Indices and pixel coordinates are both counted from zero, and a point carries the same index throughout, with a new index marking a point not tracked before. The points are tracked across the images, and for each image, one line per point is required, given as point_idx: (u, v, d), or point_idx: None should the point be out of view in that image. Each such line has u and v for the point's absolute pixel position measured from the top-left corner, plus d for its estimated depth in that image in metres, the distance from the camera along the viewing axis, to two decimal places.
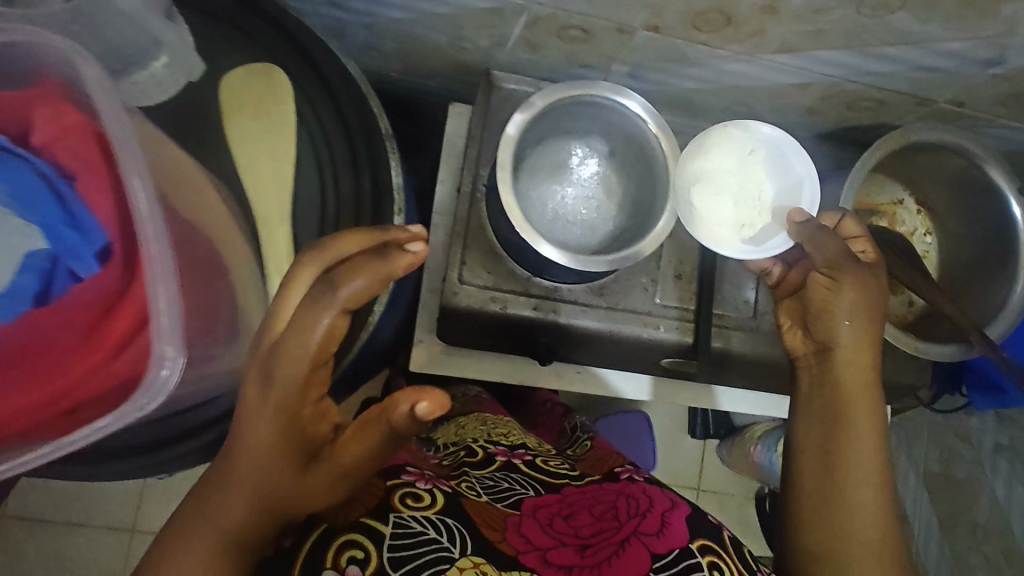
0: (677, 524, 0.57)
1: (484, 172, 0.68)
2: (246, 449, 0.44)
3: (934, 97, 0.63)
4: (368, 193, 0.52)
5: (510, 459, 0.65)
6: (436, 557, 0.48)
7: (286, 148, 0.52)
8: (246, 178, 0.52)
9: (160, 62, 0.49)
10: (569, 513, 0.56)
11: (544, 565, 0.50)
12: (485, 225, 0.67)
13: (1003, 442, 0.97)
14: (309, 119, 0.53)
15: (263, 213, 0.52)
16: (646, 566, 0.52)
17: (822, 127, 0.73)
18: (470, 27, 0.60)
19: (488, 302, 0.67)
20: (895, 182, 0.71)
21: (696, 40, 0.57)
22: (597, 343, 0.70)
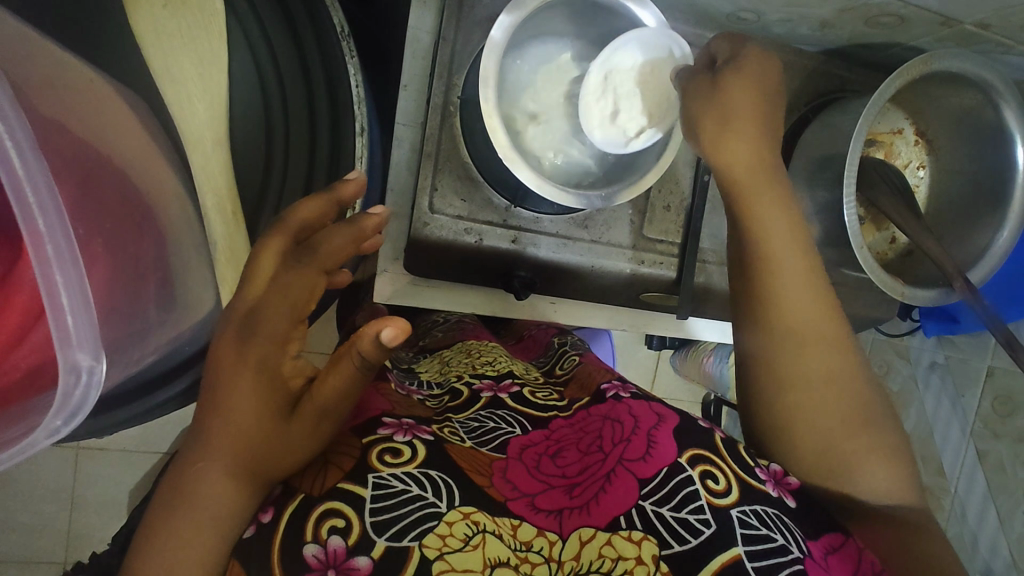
0: (665, 441, 0.48)
1: (459, 83, 0.59)
2: (226, 413, 0.38)
3: (960, 18, 0.56)
4: (323, 112, 0.45)
5: (496, 395, 0.56)
6: (422, 515, 0.39)
7: (216, 51, 0.43)
8: (167, 89, 0.42)
9: None
10: (554, 449, 0.47)
11: (534, 513, 0.41)
12: (459, 144, 0.59)
13: (939, 361, 1.02)
14: (241, 11, 0.43)
15: (193, 132, 0.44)
16: (634, 496, 0.44)
17: (832, 41, 0.66)
18: None
19: (464, 235, 0.61)
20: (898, 111, 0.67)
21: None
22: (577, 279, 0.66)
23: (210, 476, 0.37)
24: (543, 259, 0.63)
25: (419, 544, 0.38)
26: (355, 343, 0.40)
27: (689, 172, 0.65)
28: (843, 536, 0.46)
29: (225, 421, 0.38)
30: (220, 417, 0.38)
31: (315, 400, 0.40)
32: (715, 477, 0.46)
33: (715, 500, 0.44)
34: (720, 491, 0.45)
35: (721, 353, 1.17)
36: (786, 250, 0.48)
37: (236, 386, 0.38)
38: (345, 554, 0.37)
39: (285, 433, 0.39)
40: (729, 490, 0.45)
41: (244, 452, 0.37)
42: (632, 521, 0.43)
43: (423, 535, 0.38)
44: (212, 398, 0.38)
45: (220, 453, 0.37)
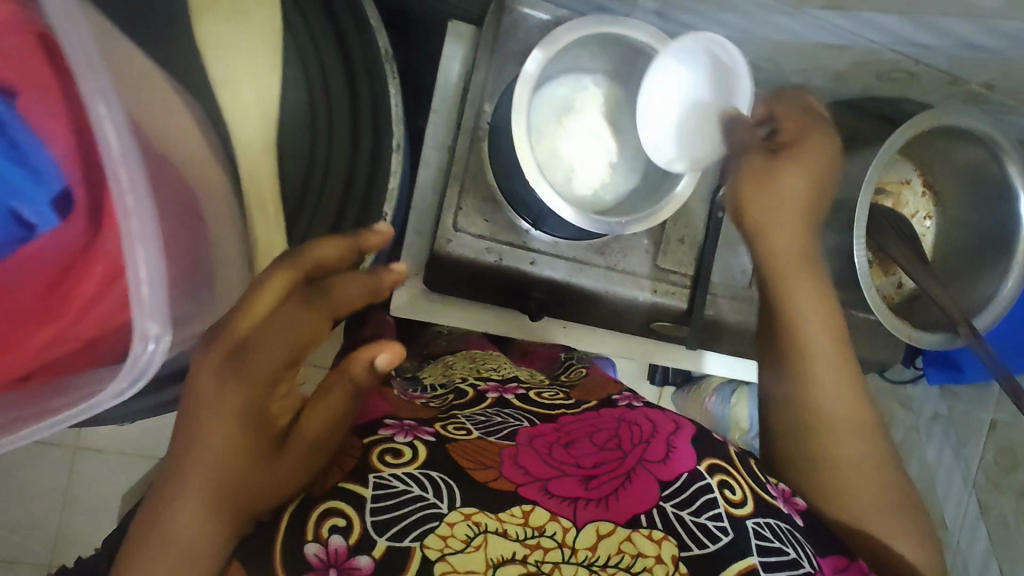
0: (683, 449, 0.47)
1: (488, 109, 0.62)
2: (213, 439, 0.35)
3: (966, 75, 0.60)
4: (366, 123, 0.48)
5: (502, 396, 0.56)
6: (423, 515, 0.39)
7: (271, 63, 0.46)
8: (222, 93, 0.45)
9: None
10: (567, 439, 0.46)
11: (546, 499, 0.41)
12: (484, 168, 0.62)
13: (942, 412, 1.03)
14: (297, 27, 0.47)
15: (241, 134, 0.46)
16: (654, 496, 0.43)
17: (844, 93, 0.70)
18: None
19: (482, 253, 0.63)
20: (906, 163, 0.70)
21: None
22: (592, 304, 0.67)
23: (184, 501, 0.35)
24: (559, 282, 0.65)
25: (419, 545, 0.38)
26: (347, 371, 0.41)
27: (704, 207, 0.67)
28: (848, 558, 0.46)
29: (209, 446, 0.35)
30: (206, 444, 0.35)
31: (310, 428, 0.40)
32: (731, 488, 0.46)
33: (732, 510, 0.44)
34: (737, 501, 0.45)
35: (724, 393, 1.18)
36: (822, 292, 0.50)
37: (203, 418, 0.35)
38: (346, 554, 0.37)
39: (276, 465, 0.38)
40: (745, 501, 0.45)
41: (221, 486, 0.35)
42: (651, 520, 0.42)
43: (424, 535, 0.38)
44: (189, 433, 0.36)
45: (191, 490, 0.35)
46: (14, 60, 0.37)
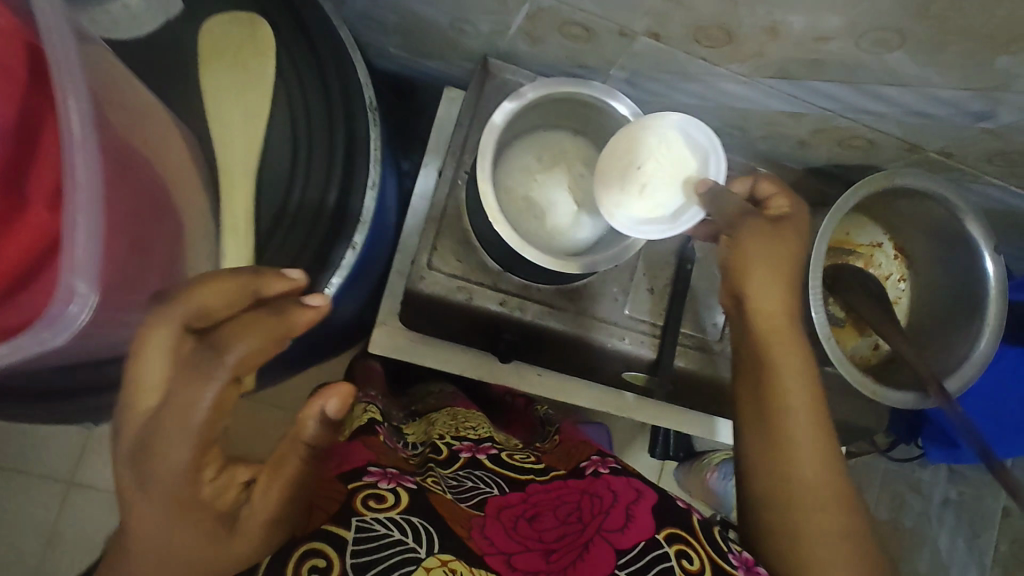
0: (643, 515, 0.63)
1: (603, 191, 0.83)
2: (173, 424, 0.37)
3: (922, 143, 0.75)
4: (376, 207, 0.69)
5: (473, 456, 0.74)
6: (402, 558, 0.54)
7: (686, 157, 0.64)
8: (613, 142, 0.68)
9: (488, 38, 0.79)
10: (532, 514, 0.63)
11: (508, 567, 0.55)
12: (461, 215, 0.77)
13: (952, 497, 1.16)
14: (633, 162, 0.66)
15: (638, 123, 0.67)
16: (612, 563, 0.58)
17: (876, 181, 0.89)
18: (474, 12, 0.74)
19: (495, 304, 0.78)
20: (877, 228, 0.84)
21: (698, 54, 0.69)
22: (560, 342, 0.81)
23: (147, 437, 0.38)
24: (521, 321, 0.79)
25: None
26: None
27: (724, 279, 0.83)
28: None
29: (167, 392, 0.38)
30: (171, 420, 0.38)
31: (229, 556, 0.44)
32: (688, 556, 0.60)
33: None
34: (693, 570, 0.59)
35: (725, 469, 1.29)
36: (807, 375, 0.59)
37: (168, 346, 0.39)
38: None
39: (214, 507, 0.42)
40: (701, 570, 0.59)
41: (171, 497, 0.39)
42: None
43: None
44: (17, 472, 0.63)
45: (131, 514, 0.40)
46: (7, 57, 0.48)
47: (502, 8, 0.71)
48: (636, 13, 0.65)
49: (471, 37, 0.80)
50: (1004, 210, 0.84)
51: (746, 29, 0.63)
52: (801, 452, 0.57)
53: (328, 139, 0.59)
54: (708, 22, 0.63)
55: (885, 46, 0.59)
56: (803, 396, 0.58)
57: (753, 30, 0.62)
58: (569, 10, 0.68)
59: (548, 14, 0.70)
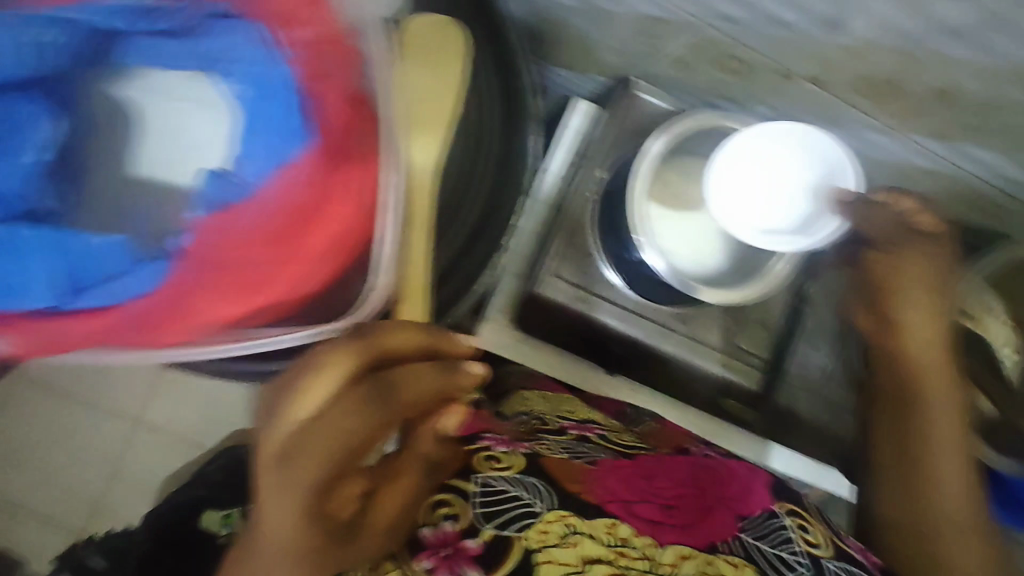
0: (758, 489, 0.64)
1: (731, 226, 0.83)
2: (330, 443, 0.42)
3: None
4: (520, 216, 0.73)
5: (581, 433, 0.68)
6: (522, 512, 0.54)
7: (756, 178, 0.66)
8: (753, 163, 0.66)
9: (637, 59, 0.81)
10: (646, 474, 0.61)
11: (627, 514, 0.56)
12: (590, 230, 0.80)
13: None
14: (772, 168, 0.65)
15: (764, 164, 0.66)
16: (731, 528, 0.58)
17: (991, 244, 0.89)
18: (633, 34, 0.76)
19: (612, 318, 0.80)
20: (989, 292, 0.83)
21: (855, 103, 0.71)
22: (666, 363, 0.83)
23: (314, 447, 0.42)
24: (634, 339, 0.81)
25: (522, 533, 0.52)
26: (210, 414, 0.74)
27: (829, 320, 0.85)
28: None
29: (323, 413, 0.42)
30: (319, 438, 0.42)
31: (353, 556, 0.48)
32: (808, 532, 0.61)
33: (813, 552, 0.59)
34: (813, 542, 0.60)
35: None
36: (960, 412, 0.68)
37: (336, 376, 0.44)
38: (454, 537, 0.53)
39: (337, 519, 0.46)
40: (821, 544, 0.60)
41: (305, 507, 0.43)
42: (729, 549, 0.56)
43: (525, 528, 0.53)
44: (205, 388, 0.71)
45: (273, 521, 0.43)
46: (331, 53, 0.55)
47: (663, 33, 0.73)
48: (806, 59, 0.67)
49: (619, 56, 0.82)
50: None
51: (918, 88, 0.64)
52: (923, 441, 0.68)
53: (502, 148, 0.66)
54: (879, 75, 0.65)
55: None
56: (948, 422, 0.68)
57: (924, 90, 0.64)
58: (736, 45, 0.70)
59: (711, 46, 0.72)
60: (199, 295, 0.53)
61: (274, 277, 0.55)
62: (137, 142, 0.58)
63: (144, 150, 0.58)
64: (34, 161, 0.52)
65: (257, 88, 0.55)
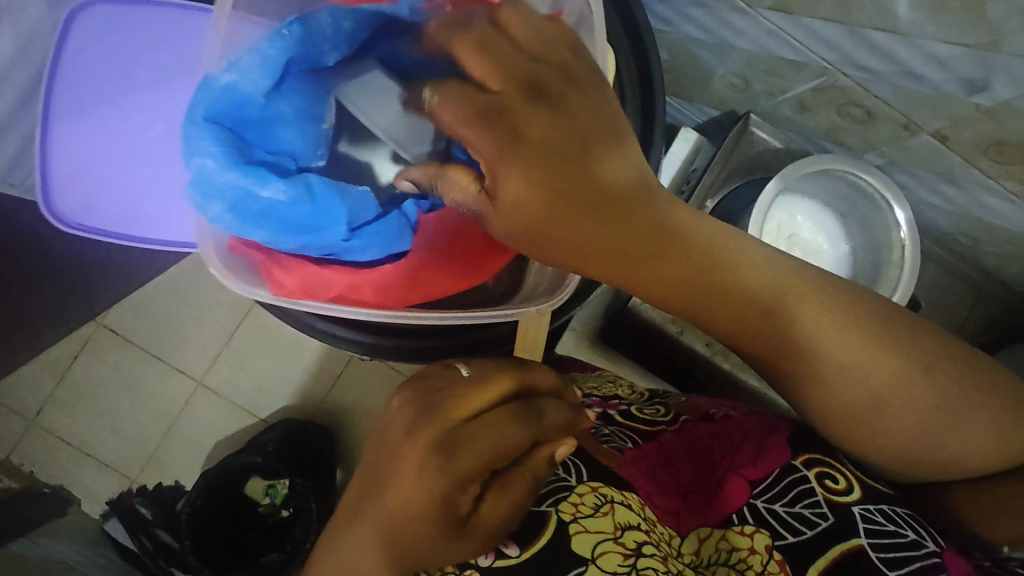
0: (775, 449, 0.60)
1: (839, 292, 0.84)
2: (490, 439, 0.48)
3: None
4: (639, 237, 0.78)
5: (605, 410, 0.71)
6: (558, 487, 0.57)
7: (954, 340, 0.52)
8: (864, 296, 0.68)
9: (756, 94, 0.83)
10: (666, 460, 0.63)
11: (649, 504, 0.59)
12: None
13: None
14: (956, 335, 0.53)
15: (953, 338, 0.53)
16: (746, 494, 0.57)
17: None
18: (758, 71, 0.79)
19: (702, 346, 0.80)
20: None
21: (978, 163, 0.71)
22: (746, 395, 0.83)
23: (469, 437, 0.47)
24: (720, 367, 0.81)
25: (554, 508, 0.55)
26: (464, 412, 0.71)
27: None
28: None
29: (486, 406, 0.50)
30: (483, 434, 0.48)
31: (455, 551, 0.47)
32: (834, 479, 0.57)
33: (846, 498, 0.55)
34: (840, 489, 0.56)
35: None
36: None
37: (495, 391, 0.51)
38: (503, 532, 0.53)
39: (456, 513, 0.46)
40: (849, 488, 0.56)
41: (452, 485, 0.45)
42: (742, 517, 0.56)
43: (558, 501, 0.56)
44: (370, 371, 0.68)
45: (414, 490, 0.45)
46: None
47: (791, 75, 0.76)
48: (935, 114, 0.68)
49: (739, 90, 0.85)
50: None
51: None
52: None
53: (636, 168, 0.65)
54: (1011, 139, 0.65)
55: None
56: None
57: None
58: (862, 93, 0.72)
59: (837, 92, 0.74)
60: (414, 266, 0.65)
61: (468, 265, 0.64)
62: (354, 127, 0.67)
63: (358, 133, 0.66)
64: (313, 131, 0.65)
65: None
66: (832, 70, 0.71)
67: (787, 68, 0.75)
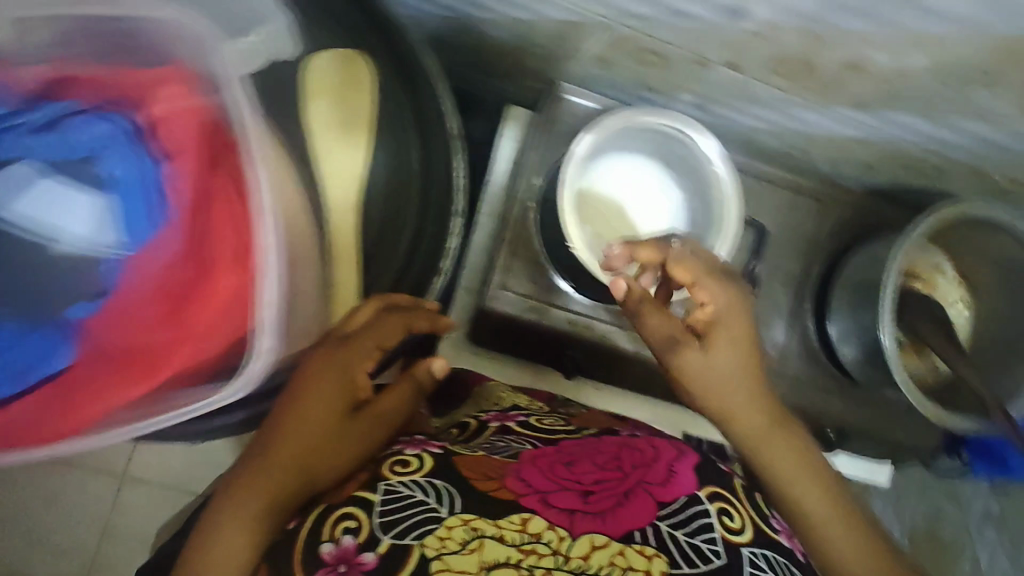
0: (684, 472, 0.58)
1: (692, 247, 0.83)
2: (326, 382, 0.58)
3: (989, 170, 0.76)
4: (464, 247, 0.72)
5: (503, 423, 0.68)
6: (423, 517, 0.52)
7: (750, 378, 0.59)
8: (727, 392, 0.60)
9: (557, 60, 0.80)
10: (569, 460, 0.58)
11: (543, 508, 0.53)
12: (531, 238, 0.80)
13: (993, 511, 1.20)
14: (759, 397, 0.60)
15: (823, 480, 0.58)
16: (651, 515, 0.54)
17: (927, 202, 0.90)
18: (547, 38, 0.76)
19: (563, 323, 0.80)
20: (936, 251, 0.85)
21: (773, 82, 0.70)
22: (623, 359, 0.84)
23: (294, 413, 0.56)
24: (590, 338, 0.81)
25: (417, 542, 0.50)
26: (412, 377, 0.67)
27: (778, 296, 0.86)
28: None
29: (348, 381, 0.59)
30: (323, 376, 0.58)
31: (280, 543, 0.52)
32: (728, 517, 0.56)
33: (732, 538, 0.54)
34: (736, 529, 0.55)
35: None
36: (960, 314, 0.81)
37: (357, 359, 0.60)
38: (353, 550, 0.50)
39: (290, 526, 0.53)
40: (742, 531, 0.55)
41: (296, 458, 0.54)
42: (644, 537, 0.52)
43: (421, 535, 0.51)
44: (209, 523, 0.52)
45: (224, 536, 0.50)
46: (186, 130, 0.62)
47: (577, 35, 0.73)
48: (716, 44, 0.67)
49: (542, 60, 0.82)
50: None
51: (828, 63, 0.64)
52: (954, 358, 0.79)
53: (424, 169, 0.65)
54: (789, 53, 0.64)
55: (968, 83, 0.61)
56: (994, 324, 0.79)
57: (833, 64, 0.64)
58: (645, 39, 0.70)
59: (624, 41, 0.72)
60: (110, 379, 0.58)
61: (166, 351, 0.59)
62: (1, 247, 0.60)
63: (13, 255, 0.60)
64: None
65: (129, 186, 0.61)
66: (608, 22, 0.68)
67: (571, 29, 0.72)
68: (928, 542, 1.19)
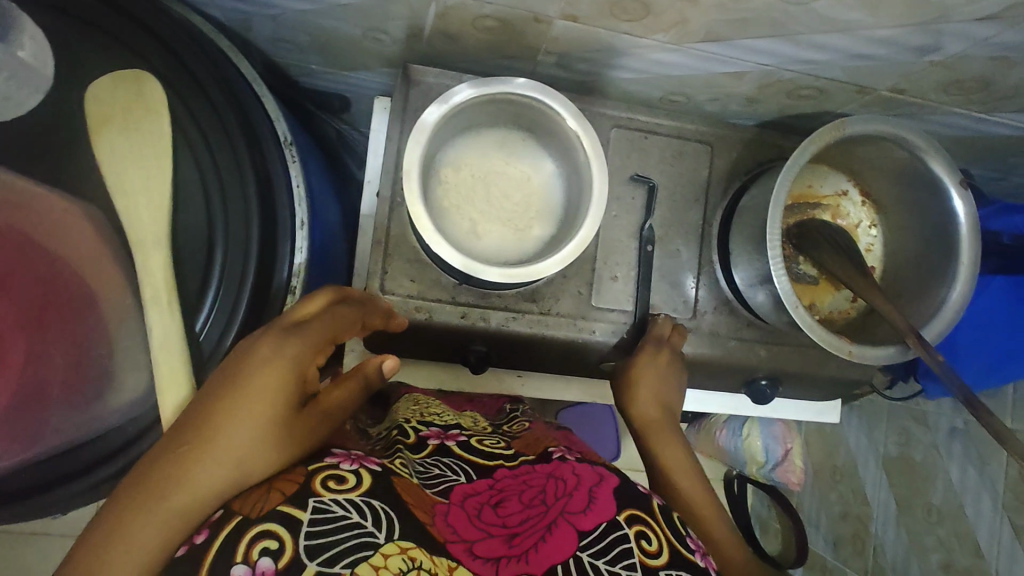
0: (607, 496, 0.53)
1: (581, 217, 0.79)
2: (252, 378, 0.50)
3: (872, 85, 0.71)
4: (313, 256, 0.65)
5: (443, 443, 0.59)
6: (356, 544, 0.41)
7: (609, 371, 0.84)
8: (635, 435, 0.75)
9: (404, 41, 0.75)
10: (496, 499, 0.50)
11: (470, 558, 0.44)
12: (406, 233, 0.75)
13: (958, 426, 1.05)
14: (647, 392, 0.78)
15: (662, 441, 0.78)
16: (573, 545, 0.48)
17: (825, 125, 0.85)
18: (382, 18, 0.70)
19: (457, 318, 0.75)
20: (840, 175, 0.81)
21: (620, 29, 0.65)
22: (531, 344, 0.79)
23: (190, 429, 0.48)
24: (491, 329, 0.76)
25: (350, 572, 0.39)
26: (363, 371, 0.60)
27: (683, 250, 0.81)
28: None
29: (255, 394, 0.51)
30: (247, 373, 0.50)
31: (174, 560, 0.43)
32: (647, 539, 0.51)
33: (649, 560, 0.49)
34: (653, 551, 0.50)
35: (735, 426, 1.27)
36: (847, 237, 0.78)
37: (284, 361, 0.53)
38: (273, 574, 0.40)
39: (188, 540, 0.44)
40: (659, 551, 0.51)
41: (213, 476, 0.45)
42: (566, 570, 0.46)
43: (355, 563, 0.40)
44: (118, 529, 0.44)
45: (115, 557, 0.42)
46: None
47: (409, 10, 0.67)
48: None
49: (389, 43, 0.76)
50: (963, 136, 0.80)
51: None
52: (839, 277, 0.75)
53: (240, 179, 0.59)
54: None
55: None
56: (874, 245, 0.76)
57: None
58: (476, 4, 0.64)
59: (458, 10, 0.66)
60: None
61: None
62: None
63: None
64: None
65: None
66: None
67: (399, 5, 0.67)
68: (896, 469, 1.15)
